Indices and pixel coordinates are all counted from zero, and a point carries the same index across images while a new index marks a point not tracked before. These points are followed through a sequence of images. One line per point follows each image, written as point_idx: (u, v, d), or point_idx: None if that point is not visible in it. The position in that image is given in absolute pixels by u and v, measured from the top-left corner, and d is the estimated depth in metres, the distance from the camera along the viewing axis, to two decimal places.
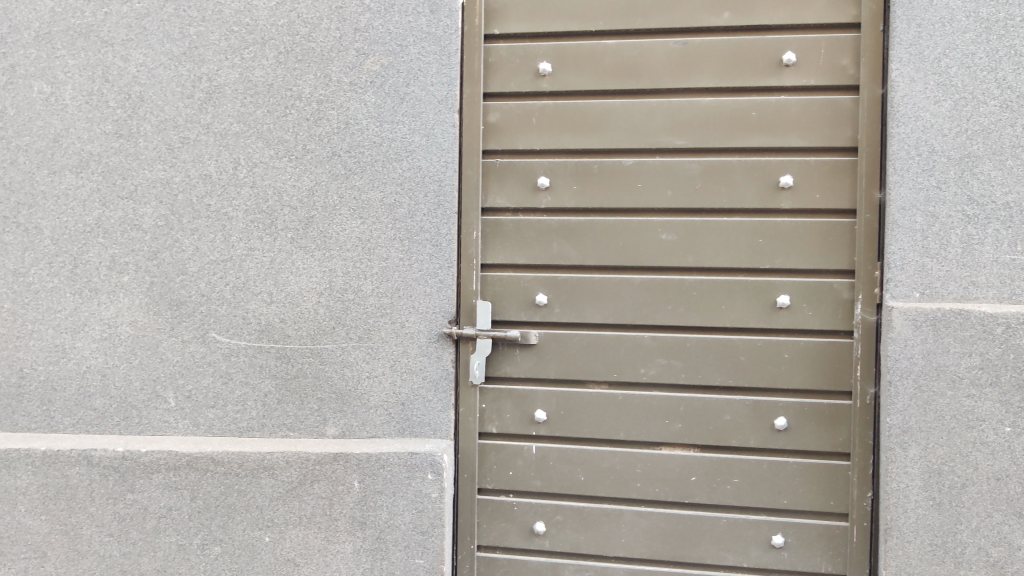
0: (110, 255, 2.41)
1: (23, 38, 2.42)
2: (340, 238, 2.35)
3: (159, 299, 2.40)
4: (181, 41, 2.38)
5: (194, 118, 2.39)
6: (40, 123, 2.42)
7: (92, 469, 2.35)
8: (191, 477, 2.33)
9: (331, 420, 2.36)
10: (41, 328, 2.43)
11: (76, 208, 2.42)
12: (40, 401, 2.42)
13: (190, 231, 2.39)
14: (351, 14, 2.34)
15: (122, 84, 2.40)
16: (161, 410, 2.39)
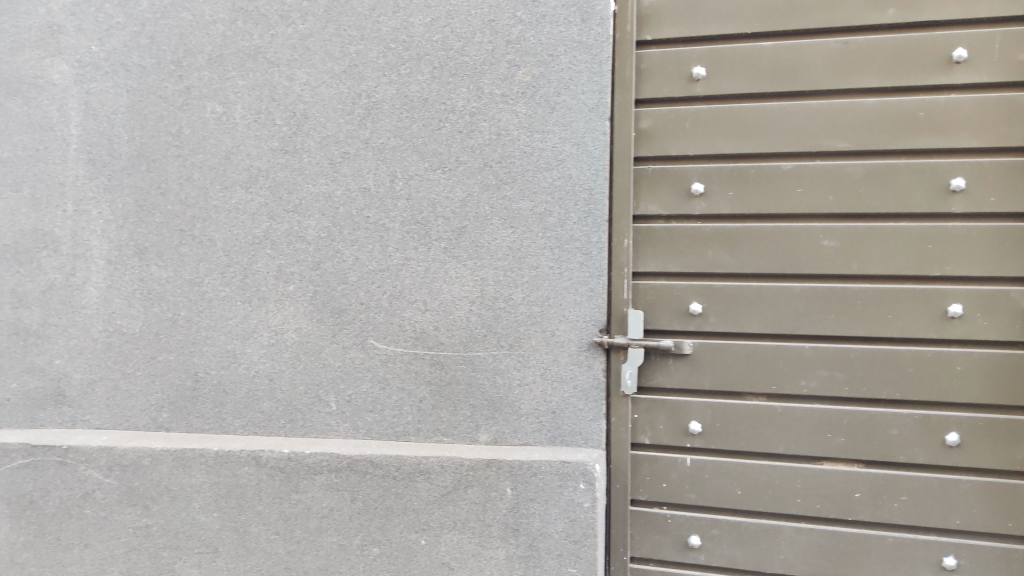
0: (276, 266, 2.53)
1: (198, 61, 2.57)
2: (491, 247, 2.39)
3: (321, 307, 2.50)
4: (341, 60, 2.48)
5: (354, 133, 2.47)
6: (213, 141, 2.57)
7: (261, 468, 2.44)
8: (351, 479, 2.40)
9: (484, 426, 2.40)
10: (214, 334, 2.57)
11: (246, 221, 2.55)
12: (213, 403, 2.57)
13: (350, 242, 2.48)
14: (503, 26, 2.37)
15: (287, 103, 2.52)
16: (324, 413, 2.50)
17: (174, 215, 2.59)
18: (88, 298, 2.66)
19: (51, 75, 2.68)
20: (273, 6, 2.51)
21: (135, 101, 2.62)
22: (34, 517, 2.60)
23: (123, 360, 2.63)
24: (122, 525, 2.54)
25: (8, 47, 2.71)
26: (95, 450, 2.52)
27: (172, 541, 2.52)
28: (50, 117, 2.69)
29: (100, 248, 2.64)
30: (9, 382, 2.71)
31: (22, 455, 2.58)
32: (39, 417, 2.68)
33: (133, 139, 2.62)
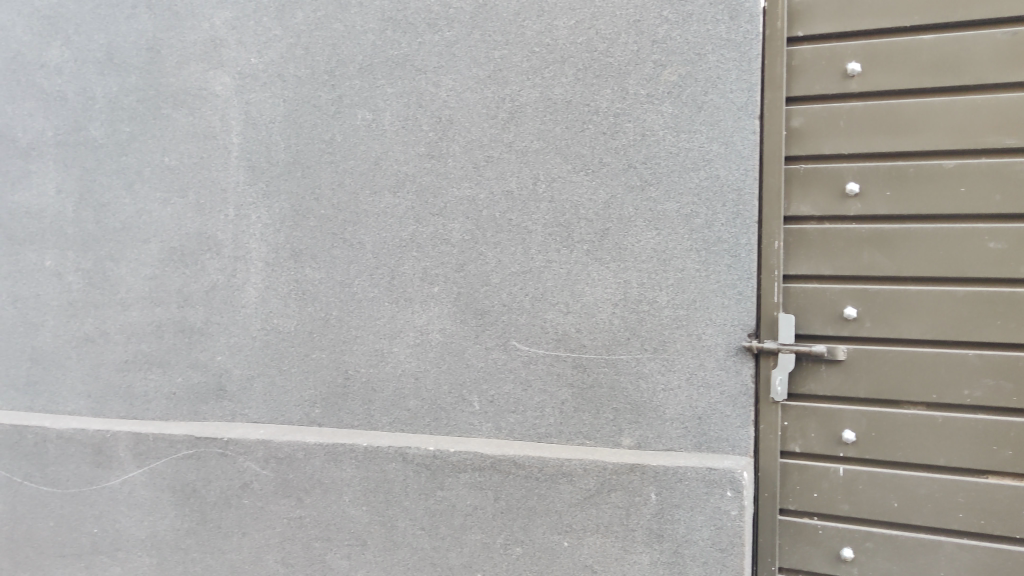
0: (422, 268, 2.59)
1: (349, 71, 2.66)
2: (636, 249, 2.37)
3: (465, 308, 2.53)
4: (486, 65, 2.51)
5: (498, 137, 2.50)
6: (363, 147, 2.65)
7: (407, 465, 2.50)
8: (495, 478, 2.42)
9: (627, 430, 2.38)
10: (363, 334, 2.65)
11: (394, 224, 2.61)
12: (362, 400, 2.65)
13: (493, 244, 2.50)
14: (649, 26, 2.36)
15: (434, 109, 2.57)
16: (467, 413, 2.53)
17: (326, 219, 2.69)
18: (246, 298, 2.79)
19: (214, 87, 2.83)
20: (421, 14, 2.58)
21: (291, 109, 2.73)
22: (197, 505, 2.74)
23: (279, 358, 2.74)
24: (276, 515, 2.65)
25: (176, 61, 2.87)
26: (253, 442, 2.64)
27: (324, 533, 2.60)
28: (213, 126, 2.83)
29: (258, 251, 2.77)
30: (175, 377, 2.87)
31: (186, 446, 2.73)
32: (202, 410, 2.83)
33: (289, 146, 2.73)
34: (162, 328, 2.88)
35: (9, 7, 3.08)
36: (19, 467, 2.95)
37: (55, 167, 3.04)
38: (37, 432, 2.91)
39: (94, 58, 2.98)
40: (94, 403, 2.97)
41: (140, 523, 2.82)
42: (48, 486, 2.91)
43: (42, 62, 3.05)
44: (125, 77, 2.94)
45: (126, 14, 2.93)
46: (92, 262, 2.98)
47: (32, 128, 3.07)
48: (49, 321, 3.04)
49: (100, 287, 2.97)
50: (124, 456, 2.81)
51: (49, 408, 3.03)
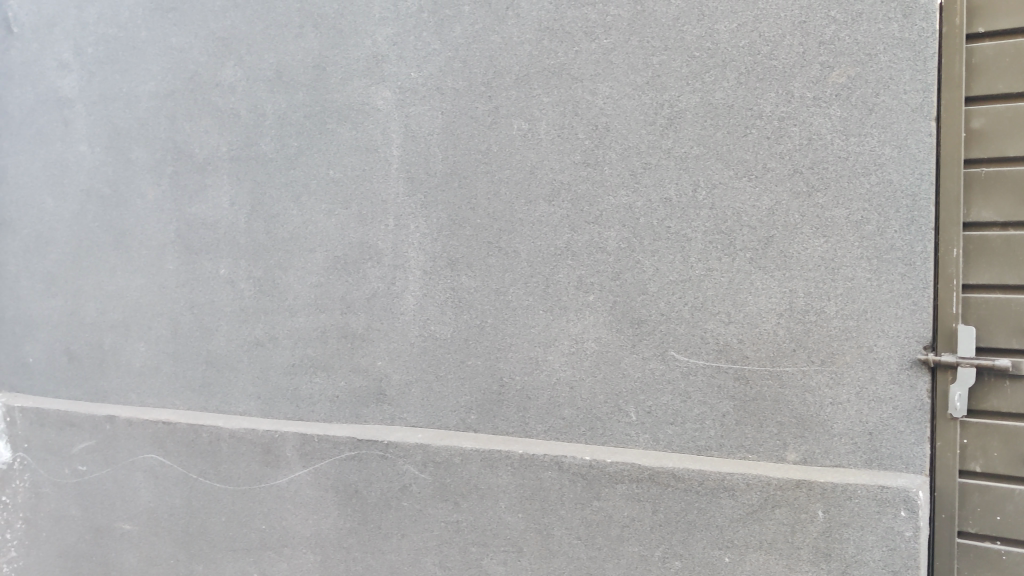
0: (578, 276, 2.58)
1: (506, 81, 2.69)
2: (802, 257, 2.30)
3: (622, 317, 2.51)
4: (644, 71, 2.49)
5: (656, 144, 2.47)
6: (519, 157, 2.67)
7: (563, 474, 2.48)
8: (653, 490, 2.36)
9: (792, 444, 2.31)
10: (518, 341, 2.67)
11: (549, 233, 2.62)
12: (518, 407, 2.66)
13: (652, 252, 2.48)
14: (815, 27, 2.28)
15: (590, 117, 2.57)
16: (624, 423, 2.50)
17: (483, 228, 2.72)
18: (405, 305, 2.86)
19: (375, 101, 2.92)
20: (578, 23, 2.58)
21: (450, 121, 2.79)
22: (358, 506, 2.81)
23: (436, 364, 2.80)
24: (434, 519, 2.68)
25: (340, 77, 2.98)
26: (412, 446, 2.70)
27: (480, 538, 2.62)
28: (374, 139, 2.92)
29: (416, 260, 2.84)
30: (337, 381, 2.97)
31: (349, 447, 2.81)
32: (363, 413, 2.92)
33: (447, 157, 2.79)
34: (326, 334, 2.99)
35: (189, 32, 3.30)
36: (195, 464, 3.13)
37: (228, 180, 3.21)
38: (211, 431, 3.07)
39: (264, 76, 3.13)
40: (263, 404, 3.11)
41: (304, 521, 2.92)
42: (221, 482, 3.07)
43: (217, 82, 3.23)
44: (293, 94, 3.07)
45: (294, 34, 3.07)
46: (261, 270, 3.13)
47: (208, 144, 3.25)
48: (223, 326, 3.21)
49: (269, 294, 3.11)
50: (290, 455, 2.93)
51: (223, 409, 3.20)
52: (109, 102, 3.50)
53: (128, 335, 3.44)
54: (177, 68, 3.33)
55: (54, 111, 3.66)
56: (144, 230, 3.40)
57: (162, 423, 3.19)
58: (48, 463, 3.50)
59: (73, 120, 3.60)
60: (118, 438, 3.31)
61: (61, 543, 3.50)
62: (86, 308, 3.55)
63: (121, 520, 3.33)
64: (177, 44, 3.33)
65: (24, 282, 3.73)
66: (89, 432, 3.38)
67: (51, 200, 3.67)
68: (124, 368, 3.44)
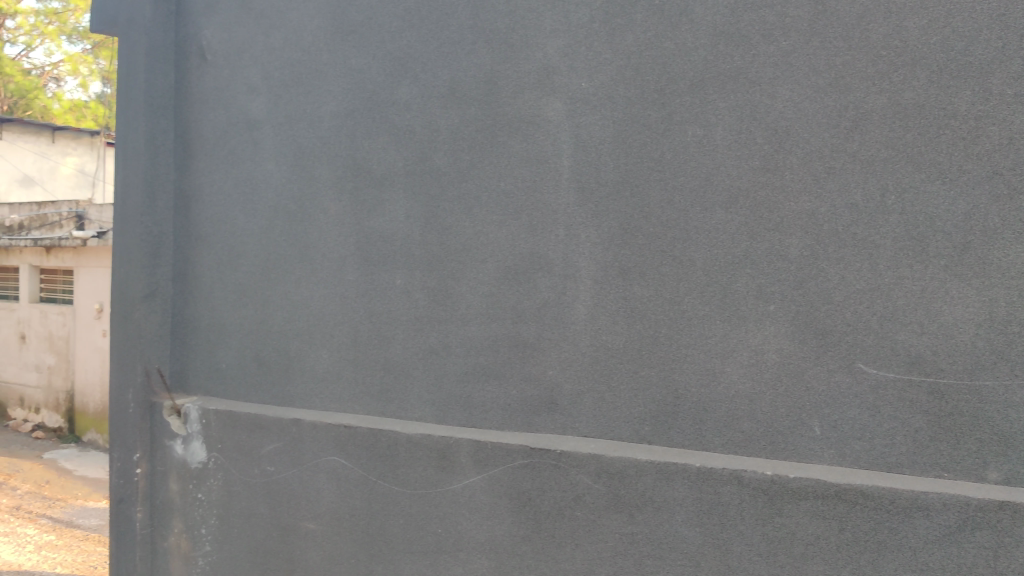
0: (757, 285, 2.52)
1: (680, 87, 2.67)
2: (1003, 264, 2.16)
3: (805, 327, 2.43)
4: (827, 72, 2.41)
5: (840, 147, 2.39)
6: (694, 164, 2.64)
7: (743, 489, 2.41)
8: (839, 508, 2.27)
9: (993, 463, 2.16)
10: (694, 352, 2.63)
11: (727, 241, 2.57)
12: (693, 419, 2.62)
13: (836, 260, 2.39)
14: (1016, 19, 2.15)
15: (769, 121, 2.50)
16: (807, 438, 2.42)
17: (657, 236, 2.70)
18: (577, 314, 2.86)
19: (546, 113, 2.95)
20: (754, 27, 2.53)
21: (621, 130, 2.78)
22: (532, 514, 2.82)
23: (609, 374, 2.79)
24: (609, 529, 2.65)
25: (512, 91, 3.03)
26: (586, 456, 2.68)
27: (656, 551, 2.57)
28: (545, 150, 2.95)
29: (588, 269, 2.84)
30: (510, 390, 3.01)
31: (522, 456, 2.84)
32: (535, 422, 2.94)
33: (618, 166, 2.78)
34: (498, 343, 3.04)
35: (367, 53, 3.44)
36: (375, 467, 3.24)
37: (404, 194, 3.31)
38: (390, 436, 3.18)
39: (437, 93, 3.22)
40: (438, 411, 3.19)
41: (478, 526, 2.95)
42: (399, 486, 3.17)
43: (394, 99, 3.35)
44: (465, 109, 3.15)
45: (467, 50, 3.15)
46: (436, 281, 3.21)
47: (385, 159, 3.37)
48: (399, 335, 3.31)
49: (443, 304, 3.19)
50: (465, 462, 2.98)
51: (400, 415, 3.30)
52: (293, 122, 3.70)
53: (312, 344, 3.60)
54: (356, 88, 3.47)
55: (244, 133, 3.90)
56: (325, 243, 3.56)
57: (344, 428, 3.32)
58: (240, 463, 3.72)
59: (261, 141, 3.82)
60: (303, 441, 3.48)
61: (250, 540, 3.69)
62: (274, 318, 3.75)
63: (305, 520, 3.48)
64: (356, 65, 3.48)
65: (218, 293, 3.98)
66: (277, 435, 3.57)
67: (241, 216, 3.90)
68: (308, 374, 3.62)
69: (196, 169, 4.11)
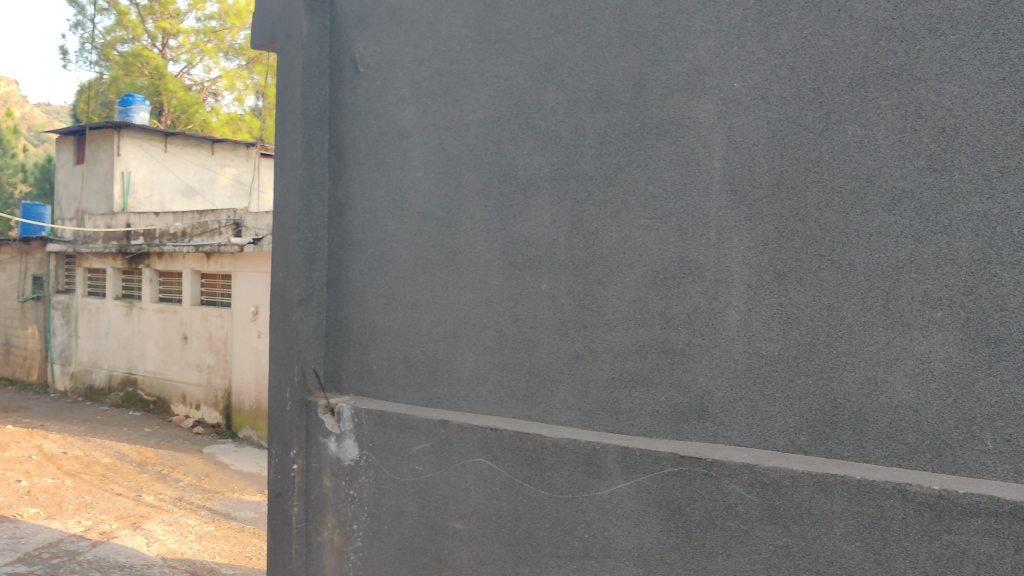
0: (923, 290, 2.41)
1: (838, 86, 2.58)
2: None
3: (976, 335, 2.31)
4: (1000, 67, 2.29)
5: (1015, 145, 2.26)
6: (853, 165, 2.54)
7: (907, 503, 2.31)
8: (1015, 527, 2.14)
9: None
10: (854, 361, 2.53)
11: (889, 244, 2.47)
12: (853, 430, 2.53)
13: (1011, 265, 2.26)
14: None
15: (936, 119, 2.39)
16: (978, 452, 2.30)
17: (813, 240, 2.62)
18: (729, 320, 2.81)
19: (697, 115, 2.91)
20: (920, 20, 2.43)
21: (776, 131, 2.71)
22: (682, 522, 2.78)
23: (763, 382, 2.72)
24: (762, 541, 2.59)
25: (661, 93, 3.00)
26: (738, 465, 2.63)
27: (813, 565, 2.49)
28: (695, 153, 2.91)
29: (741, 274, 2.78)
30: (658, 396, 2.98)
31: (671, 463, 2.80)
32: (685, 429, 2.90)
33: (773, 168, 2.72)
34: (646, 349, 3.01)
35: (515, 60, 3.48)
36: (521, 470, 3.27)
37: (550, 199, 3.33)
38: (537, 439, 3.20)
39: (584, 97, 3.23)
40: (585, 416, 3.19)
41: (626, 533, 2.93)
42: (546, 489, 3.18)
43: (540, 105, 3.37)
44: (612, 113, 3.14)
45: (614, 53, 3.14)
46: (582, 285, 3.22)
47: (531, 165, 3.40)
48: (545, 339, 3.33)
49: (590, 308, 3.18)
50: (613, 468, 2.97)
51: (546, 418, 3.32)
52: (442, 130, 3.77)
53: (459, 347, 3.67)
54: (503, 95, 3.52)
55: (395, 142, 4.01)
56: (472, 249, 3.62)
57: (491, 430, 3.36)
58: (391, 462, 3.82)
59: (411, 149, 3.92)
60: (450, 442, 3.55)
61: (400, 537, 3.79)
62: (422, 321, 3.83)
63: (453, 519, 3.54)
64: (503, 73, 3.52)
65: (369, 297, 4.11)
66: (425, 435, 3.65)
67: (391, 222, 4.01)
68: (455, 376, 3.68)
69: (349, 177, 4.25)
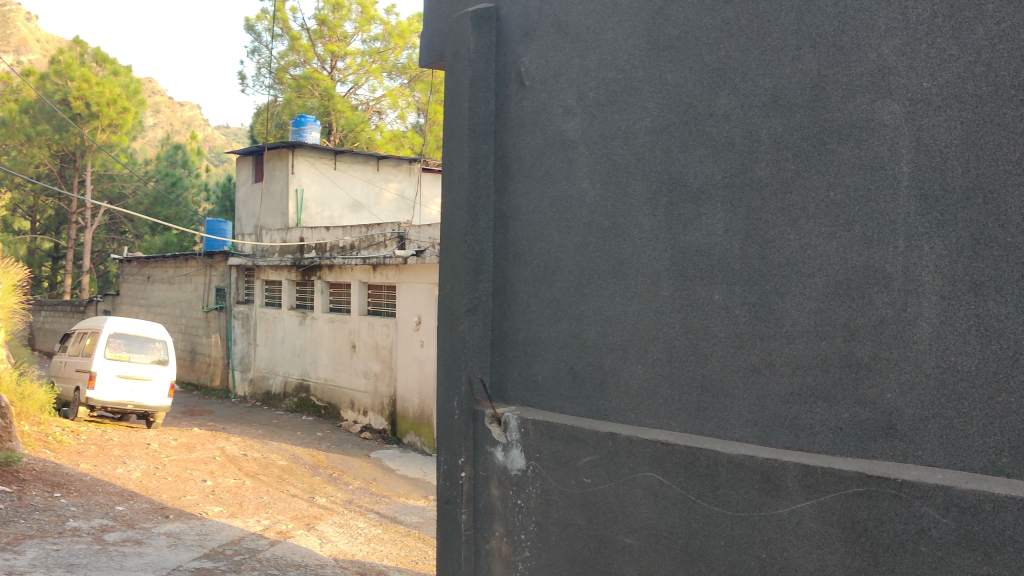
0: None
1: None
2: None
3: None
4: None
5: None
6: None
7: None
8: None
9: None
10: None
11: None
12: None
13: None
14: None
15: None
16: None
17: (1015, 247, 2.46)
18: (920, 333, 2.66)
19: (882, 116, 2.77)
20: None
21: (971, 131, 2.56)
22: (868, 545, 2.64)
23: (958, 399, 2.57)
24: (959, 568, 2.43)
25: (842, 95, 2.88)
26: (932, 487, 2.48)
27: None
28: (880, 157, 2.77)
29: (932, 283, 2.63)
30: (842, 412, 2.84)
31: (856, 483, 2.67)
32: (871, 448, 2.76)
33: (968, 171, 2.56)
34: (828, 362, 2.89)
35: (684, 67, 3.42)
36: (694, 486, 3.20)
37: (723, 208, 3.25)
38: (710, 455, 3.12)
39: (759, 102, 3.13)
40: (761, 432, 3.08)
41: (808, 554, 2.81)
42: (720, 506, 3.10)
43: (712, 112, 3.30)
44: (789, 117, 3.03)
45: (791, 56, 3.04)
46: (758, 296, 3.12)
47: (702, 173, 3.33)
48: (718, 352, 3.25)
49: (766, 320, 3.09)
50: (792, 486, 2.86)
51: (719, 433, 3.23)
52: (608, 140, 3.75)
53: (626, 358, 3.63)
54: (673, 102, 3.46)
55: (560, 153, 4.01)
56: (640, 259, 3.58)
57: (662, 444, 3.31)
58: (558, 474, 3.82)
59: (576, 160, 3.91)
60: (619, 454, 3.51)
61: (568, 549, 3.77)
62: (589, 332, 3.81)
63: (622, 534, 3.50)
64: (672, 80, 3.47)
65: (535, 308, 4.13)
66: (593, 447, 3.63)
67: (557, 233, 4.01)
68: (623, 389, 3.64)
69: (513, 190, 4.28)
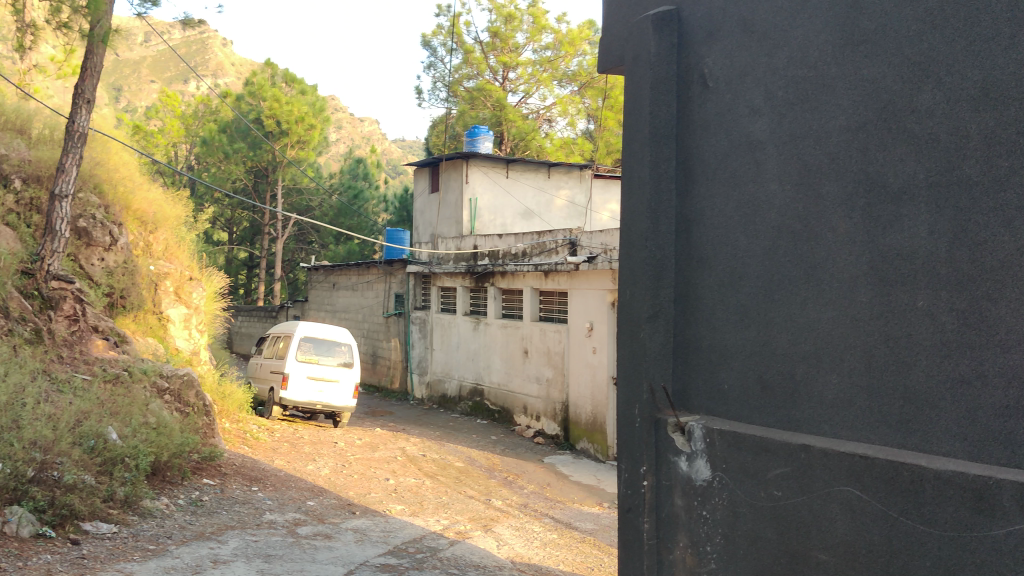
0: None
1: None
2: None
3: None
4: None
5: None
6: None
7: None
8: None
9: None
10: None
11: None
12: None
13: None
14: None
15: None
16: None
17: None
18: None
19: None
20: None
21: None
22: None
23: None
24: None
25: None
26: None
27: None
28: None
29: None
30: None
31: None
32: None
33: None
34: None
35: (882, 61, 3.26)
36: (896, 502, 3.03)
37: (927, 209, 3.07)
38: (914, 470, 2.95)
39: (967, 96, 2.96)
40: (972, 447, 2.90)
41: None
42: (926, 525, 2.92)
43: (913, 107, 3.13)
44: (1002, 110, 2.85)
45: (1004, 45, 2.86)
46: (967, 302, 2.94)
47: (904, 172, 3.16)
48: (922, 361, 3.07)
49: (976, 327, 2.91)
50: (1009, 506, 2.66)
51: (924, 448, 3.05)
52: (799, 140, 3.62)
53: (820, 368, 3.49)
54: (870, 99, 3.31)
55: (747, 155, 3.90)
56: (835, 264, 3.43)
57: (860, 458, 3.16)
58: (746, 485, 3.72)
59: (764, 161, 3.80)
60: (813, 467, 3.38)
61: (758, 563, 3.66)
62: (779, 340, 3.69)
63: (816, 549, 3.36)
64: (869, 75, 3.32)
65: (720, 315, 4.04)
66: (785, 459, 3.51)
67: (743, 238, 3.91)
68: (817, 399, 3.50)
69: (696, 194, 4.20)
